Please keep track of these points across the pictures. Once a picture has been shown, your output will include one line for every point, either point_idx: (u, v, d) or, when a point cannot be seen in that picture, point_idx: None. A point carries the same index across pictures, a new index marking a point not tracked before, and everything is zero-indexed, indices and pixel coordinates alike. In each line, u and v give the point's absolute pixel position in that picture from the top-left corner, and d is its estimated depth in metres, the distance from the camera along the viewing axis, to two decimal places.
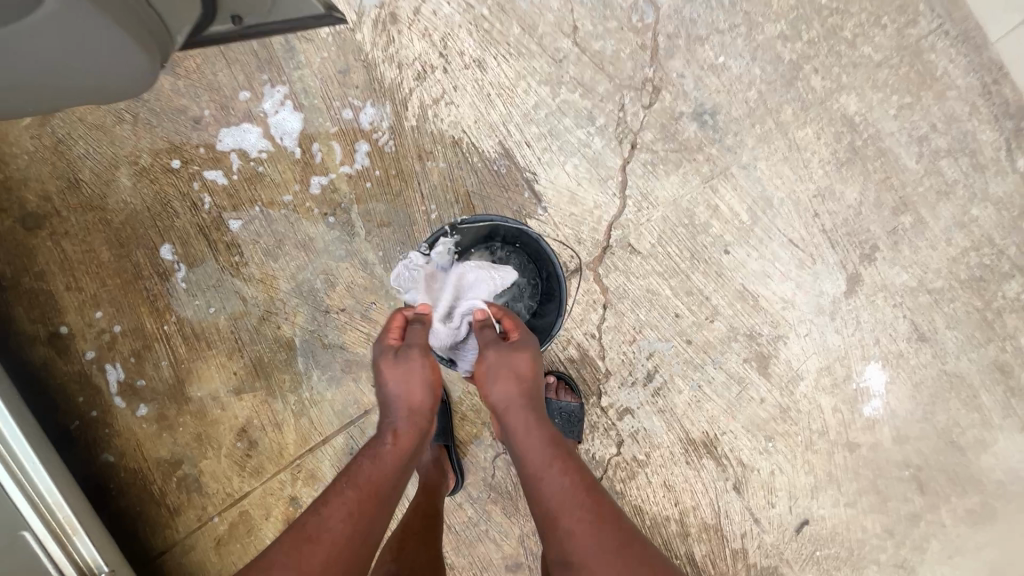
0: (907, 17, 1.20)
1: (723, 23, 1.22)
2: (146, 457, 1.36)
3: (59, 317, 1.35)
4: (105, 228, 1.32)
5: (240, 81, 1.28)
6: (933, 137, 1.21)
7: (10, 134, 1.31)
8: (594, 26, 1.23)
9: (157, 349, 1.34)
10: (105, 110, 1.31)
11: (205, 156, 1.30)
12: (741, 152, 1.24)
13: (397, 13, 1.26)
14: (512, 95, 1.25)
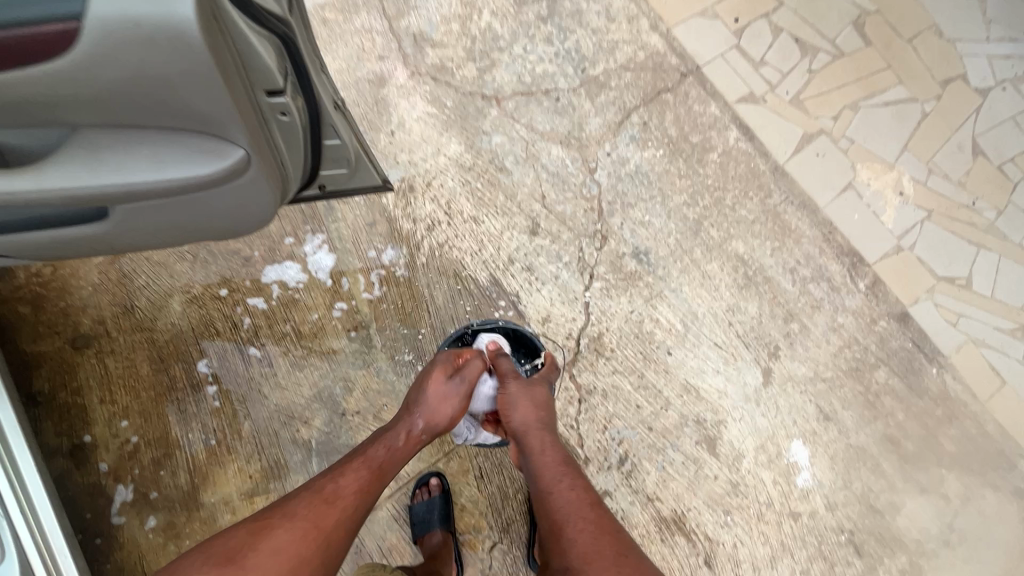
0: (765, 192, 1.77)
1: (645, 194, 1.75)
2: (147, 569, 1.41)
3: (85, 428, 1.46)
4: (150, 346, 1.52)
5: (287, 229, 1.62)
6: (800, 269, 1.71)
7: (78, 267, 1.55)
8: (557, 195, 1.73)
9: (177, 456, 1.46)
10: (168, 249, 1.58)
11: (249, 286, 1.58)
12: (669, 280, 1.68)
13: (414, 184, 1.70)
14: (500, 241, 1.67)
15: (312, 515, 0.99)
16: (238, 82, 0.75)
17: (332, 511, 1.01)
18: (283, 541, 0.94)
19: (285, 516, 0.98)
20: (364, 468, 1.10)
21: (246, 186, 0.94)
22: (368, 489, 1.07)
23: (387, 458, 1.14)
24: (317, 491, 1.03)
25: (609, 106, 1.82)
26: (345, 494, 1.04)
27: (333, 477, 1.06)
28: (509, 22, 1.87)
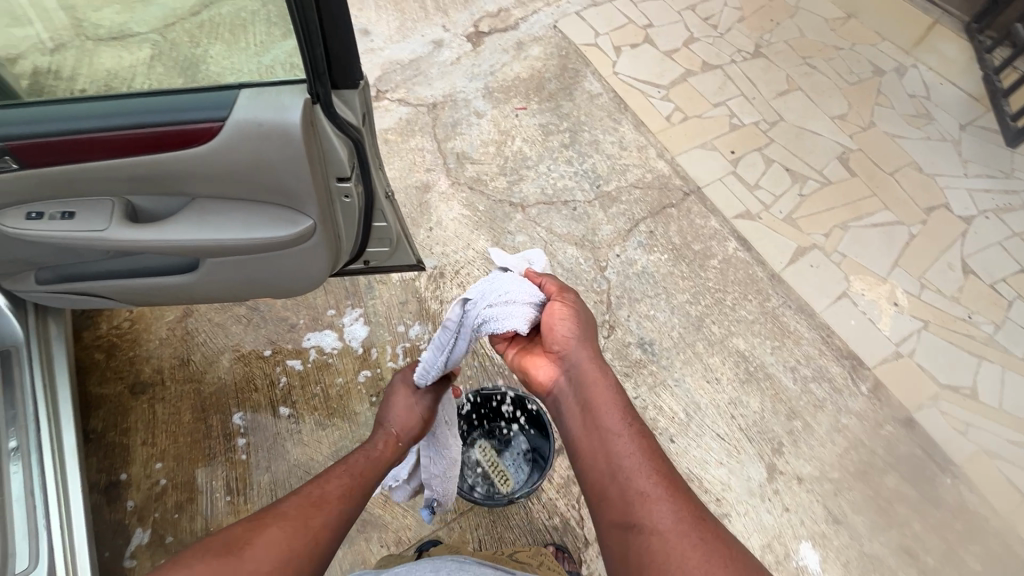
0: (763, 296, 1.92)
1: (651, 291, 1.93)
2: None
3: (123, 467, 1.59)
4: (196, 395, 1.70)
5: (331, 302, 1.86)
6: (801, 367, 1.79)
7: (151, 323, 1.79)
8: (570, 287, 1.93)
9: (198, 502, 1.55)
10: (229, 313, 1.83)
11: (291, 349, 1.78)
12: (673, 370, 1.78)
13: (444, 271, 1.94)
14: None
15: (304, 514, 0.97)
16: (320, 168, 1.02)
17: (325, 511, 1.00)
18: (275, 538, 0.91)
19: (278, 515, 0.95)
20: (347, 473, 1.12)
21: (310, 251, 1.18)
22: (354, 495, 1.08)
23: (366, 469, 1.16)
24: (305, 496, 1.02)
25: (620, 216, 2.08)
26: (333, 497, 1.04)
27: (317, 485, 1.05)
28: (537, 148, 2.25)
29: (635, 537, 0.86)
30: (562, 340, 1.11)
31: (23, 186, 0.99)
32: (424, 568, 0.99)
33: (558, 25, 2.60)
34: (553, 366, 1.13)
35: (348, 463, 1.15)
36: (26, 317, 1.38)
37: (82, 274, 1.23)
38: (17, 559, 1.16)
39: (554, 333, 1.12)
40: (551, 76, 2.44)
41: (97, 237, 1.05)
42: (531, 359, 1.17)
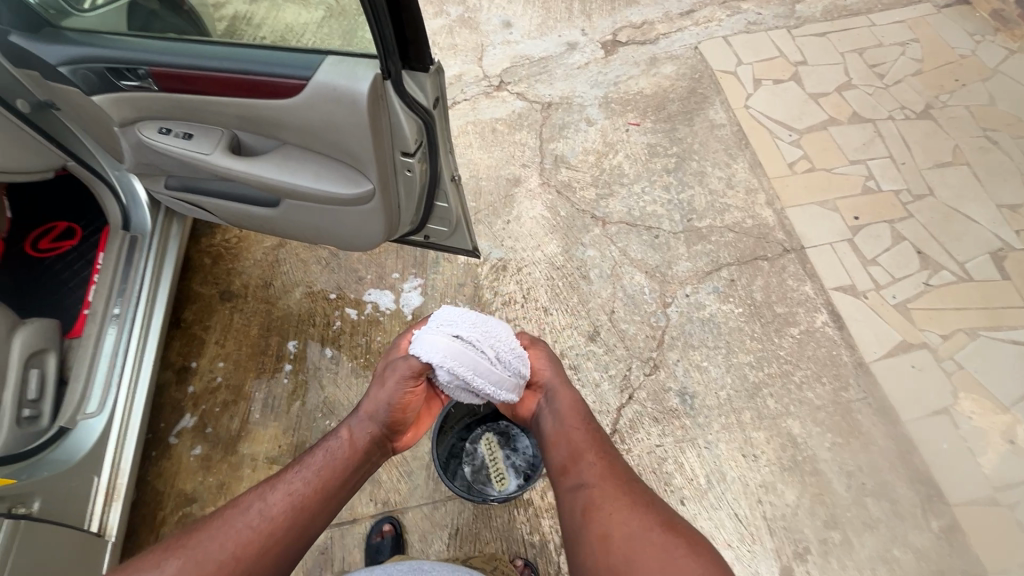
0: (841, 384, 1.70)
1: (711, 342, 1.79)
2: (173, 485, 1.66)
3: (195, 357, 1.86)
4: (266, 316, 1.92)
5: (398, 267, 1.98)
6: (860, 475, 1.57)
7: (251, 245, 2.06)
8: (625, 314, 1.85)
9: (240, 406, 1.77)
10: (312, 252, 2.04)
11: (352, 299, 1.94)
12: (708, 430, 1.65)
13: (508, 265, 1.97)
14: (559, 335, 1.83)
15: (235, 542, 0.90)
16: (384, 140, 1.10)
17: (257, 535, 0.91)
18: (195, 572, 0.85)
19: (203, 542, 0.89)
20: (303, 479, 1.00)
21: (369, 214, 1.27)
22: (303, 505, 0.97)
23: (327, 473, 1.03)
24: (243, 512, 0.94)
25: (702, 256, 1.95)
26: (275, 514, 0.94)
27: (257, 500, 0.95)
28: (637, 166, 2.17)
29: (583, 499, 0.96)
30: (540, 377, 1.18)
31: (160, 104, 1.18)
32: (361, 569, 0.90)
33: (699, 47, 2.47)
34: (532, 396, 1.19)
35: (299, 468, 1.03)
36: (156, 214, 1.65)
37: (195, 188, 1.45)
38: (88, 402, 1.39)
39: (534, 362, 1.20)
40: (676, 98, 2.34)
41: (203, 159, 1.24)
42: (511, 397, 1.22)
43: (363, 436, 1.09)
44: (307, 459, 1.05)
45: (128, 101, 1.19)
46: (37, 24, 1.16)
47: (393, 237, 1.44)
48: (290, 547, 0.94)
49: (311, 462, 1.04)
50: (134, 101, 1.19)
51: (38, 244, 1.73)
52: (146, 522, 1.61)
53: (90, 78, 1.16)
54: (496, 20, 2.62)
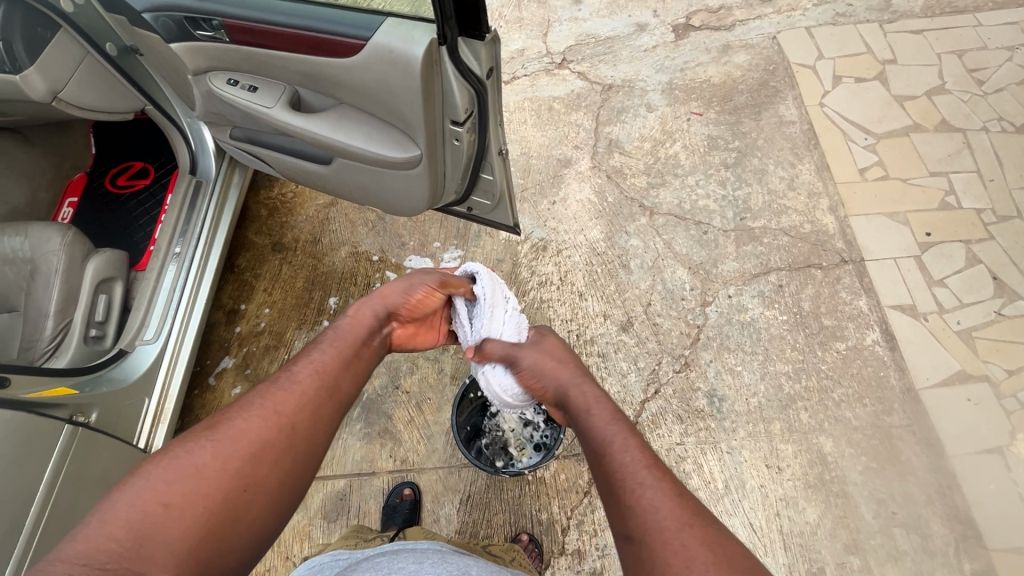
0: (884, 407, 1.61)
1: (749, 347, 1.73)
2: (214, 417, 1.79)
3: (244, 301, 1.97)
4: (312, 270, 2.01)
5: (441, 236, 2.01)
6: (891, 504, 1.49)
7: (305, 202, 2.14)
8: (662, 308, 1.81)
9: (280, 352, 1.87)
10: (360, 215, 2.10)
11: (393, 264, 1.99)
12: (732, 436, 1.60)
13: (548, 245, 1.96)
14: (591, 321, 1.82)
15: (270, 402, 0.93)
16: (435, 106, 1.11)
17: (290, 396, 0.96)
18: (242, 431, 0.87)
19: (241, 409, 0.91)
20: (323, 353, 1.07)
21: (416, 181, 1.30)
22: (325, 369, 1.03)
23: (344, 348, 1.10)
24: (272, 383, 0.98)
25: (751, 257, 1.87)
26: (301, 380, 1.00)
27: (284, 374, 1.01)
28: (694, 158, 2.10)
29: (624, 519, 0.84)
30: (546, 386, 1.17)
31: (230, 56, 1.24)
32: (407, 558, 0.82)
33: (778, 37, 2.33)
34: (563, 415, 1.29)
35: (316, 348, 1.09)
36: (220, 162, 1.74)
37: (257, 141, 1.51)
38: (145, 330, 1.51)
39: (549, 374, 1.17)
40: (745, 90, 2.23)
41: (265, 113, 1.29)
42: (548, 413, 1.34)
43: (370, 314, 1.19)
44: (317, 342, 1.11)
45: (201, 51, 1.25)
46: None
47: (437, 207, 1.47)
48: (327, 409, 0.99)
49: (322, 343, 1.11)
50: (207, 51, 1.25)
51: (116, 180, 1.87)
52: None
53: (170, 26, 1.22)
54: None
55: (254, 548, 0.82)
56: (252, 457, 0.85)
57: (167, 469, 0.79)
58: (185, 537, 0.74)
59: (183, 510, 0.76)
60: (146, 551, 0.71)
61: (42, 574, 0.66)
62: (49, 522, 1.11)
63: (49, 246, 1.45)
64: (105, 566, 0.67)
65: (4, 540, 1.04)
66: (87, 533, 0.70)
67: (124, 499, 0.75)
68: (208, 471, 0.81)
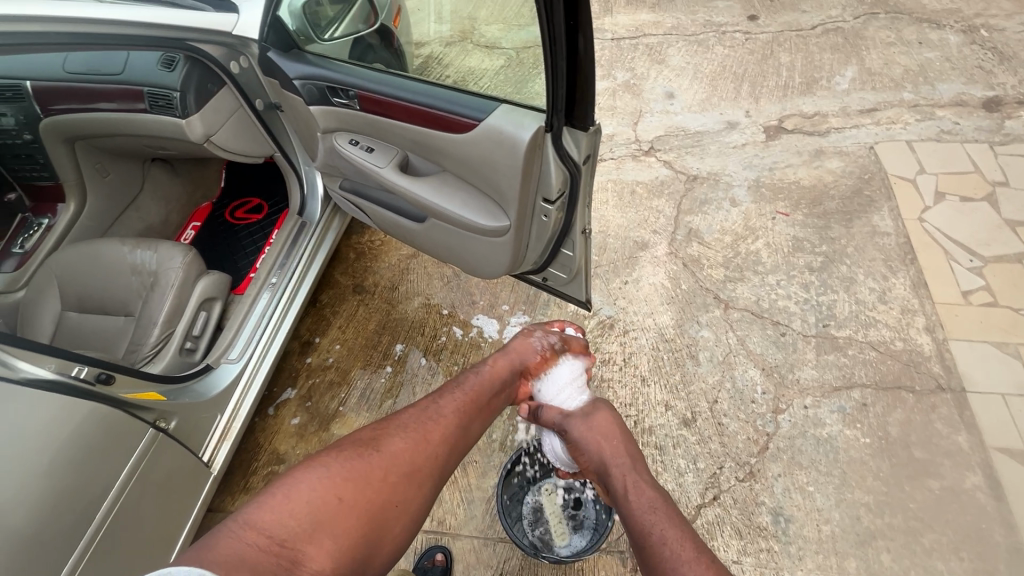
0: (984, 567, 1.41)
1: (823, 467, 1.59)
2: (270, 443, 1.85)
3: (318, 335, 2.09)
4: (385, 314, 2.11)
5: (511, 300, 2.07)
6: None
7: (389, 250, 2.29)
8: (729, 408, 1.72)
9: (341, 389, 1.94)
10: (437, 269, 2.21)
11: (461, 320, 2.06)
12: (798, 565, 1.45)
13: (615, 324, 1.96)
14: (650, 408, 1.75)
15: (420, 426, 1.13)
16: (530, 183, 1.18)
17: (437, 428, 1.15)
18: (399, 447, 1.05)
19: (399, 430, 1.10)
20: (460, 395, 1.27)
21: (500, 247, 1.36)
22: (462, 411, 1.23)
23: (478, 391, 1.30)
24: (422, 413, 1.17)
25: (832, 368, 1.76)
26: (444, 415, 1.19)
27: (430, 404, 1.21)
28: (777, 257, 2.05)
29: None
30: (604, 468, 1.26)
31: (356, 121, 1.39)
32: None
33: (876, 147, 2.31)
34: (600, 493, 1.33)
35: (454, 387, 1.31)
36: (324, 207, 1.92)
37: (362, 193, 1.66)
38: (231, 350, 1.63)
39: (596, 450, 1.29)
40: (837, 196, 2.19)
41: (376, 171, 1.42)
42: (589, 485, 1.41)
43: (503, 370, 1.40)
44: (456, 382, 1.33)
45: (333, 113, 1.42)
46: (288, 45, 1.43)
47: (514, 273, 1.53)
48: (457, 448, 1.16)
49: (462, 387, 1.31)
50: (338, 115, 1.41)
51: (235, 213, 2.09)
52: (239, 469, 1.80)
53: (312, 90, 1.40)
54: (660, 90, 2.70)
55: (388, 558, 0.95)
56: (402, 474, 1.02)
57: (344, 466, 0.97)
58: (349, 531, 0.90)
59: (351, 505, 0.92)
60: (320, 533, 0.86)
61: (238, 533, 0.81)
62: (114, 520, 1.18)
63: (171, 264, 1.61)
64: (285, 539, 0.83)
65: (72, 531, 1.10)
66: (275, 504, 0.87)
67: (310, 482, 0.92)
68: (372, 476, 0.98)
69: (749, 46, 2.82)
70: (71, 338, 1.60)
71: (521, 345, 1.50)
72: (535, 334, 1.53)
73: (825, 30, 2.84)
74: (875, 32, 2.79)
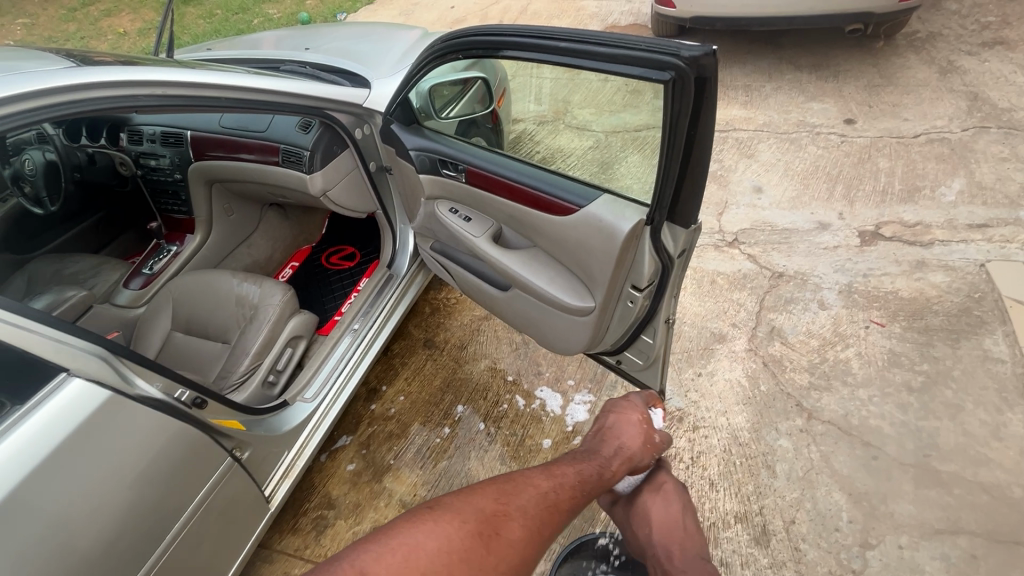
0: None
1: None
2: (323, 485, 1.88)
3: (385, 383, 2.15)
4: (450, 372, 2.15)
5: (577, 377, 2.05)
6: None
7: (463, 310, 2.36)
8: (807, 532, 1.57)
9: (399, 442, 1.96)
10: (507, 335, 2.24)
11: (525, 389, 2.05)
12: None
13: (684, 417, 1.87)
14: (719, 517, 1.63)
15: (540, 514, 1.01)
16: (622, 271, 1.20)
17: (554, 517, 1.02)
18: (518, 534, 0.96)
19: (521, 510, 1.00)
20: (581, 480, 1.12)
21: (581, 327, 1.37)
22: (577, 504, 1.08)
23: (596, 481, 1.14)
24: (545, 494, 1.04)
25: (931, 506, 1.58)
26: (562, 501, 1.05)
27: (554, 481, 1.09)
28: (870, 370, 1.92)
29: None
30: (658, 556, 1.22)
31: (459, 191, 1.49)
32: None
33: (987, 265, 2.16)
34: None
35: (570, 470, 1.14)
36: (411, 263, 2.03)
37: (451, 255, 1.75)
38: (307, 389, 1.69)
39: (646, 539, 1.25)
40: (941, 312, 2.04)
41: (471, 239, 1.50)
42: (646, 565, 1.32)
43: (623, 468, 1.20)
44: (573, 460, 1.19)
45: (439, 182, 1.52)
46: (409, 118, 1.56)
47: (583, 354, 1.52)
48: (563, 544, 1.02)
49: (585, 470, 1.15)
50: (444, 185, 1.52)
51: (330, 258, 2.27)
52: (291, 507, 1.83)
53: (424, 161, 1.52)
54: (748, 183, 2.70)
55: None
56: (515, 569, 0.93)
57: (461, 539, 0.91)
58: None
59: None
60: None
61: None
62: (183, 536, 1.23)
63: (270, 300, 1.74)
64: None
65: (148, 545, 1.15)
66: (386, 563, 0.85)
67: (423, 552, 0.88)
68: (484, 559, 0.90)
69: (845, 148, 2.79)
70: (174, 356, 1.74)
71: (639, 438, 1.26)
72: (653, 432, 1.31)
73: (930, 139, 2.77)
74: (986, 146, 2.69)
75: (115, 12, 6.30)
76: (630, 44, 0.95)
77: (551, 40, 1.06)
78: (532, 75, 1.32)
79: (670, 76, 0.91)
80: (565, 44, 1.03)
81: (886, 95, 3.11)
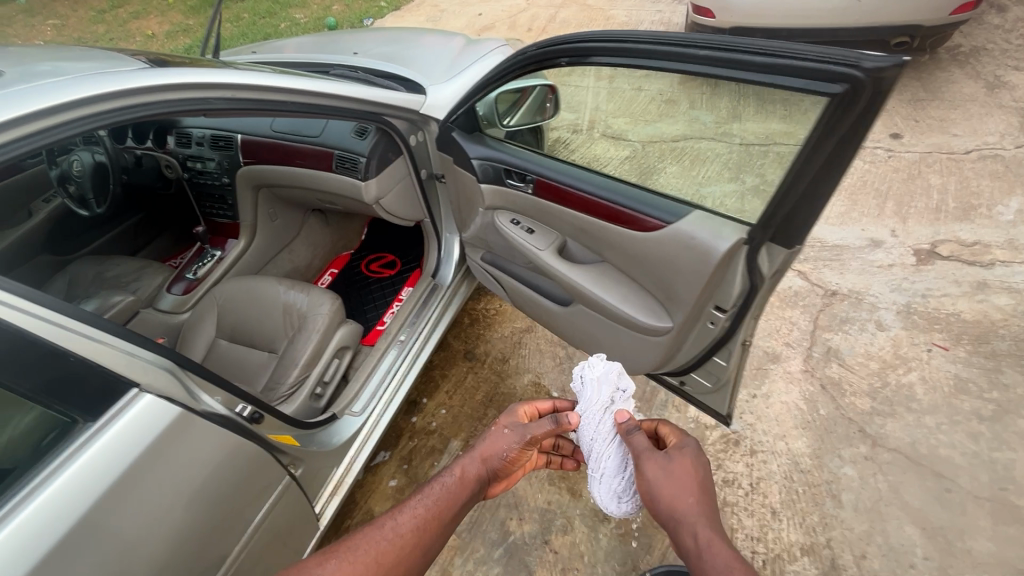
0: None
1: None
2: (365, 502, 1.82)
3: (425, 396, 2.09)
4: (493, 386, 2.09)
5: None
6: None
7: (504, 321, 2.30)
8: (880, 569, 1.49)
9: (442, 458, 1.89)
10: (550, 348, 2.17)
11: None
12: None
13: (740, 441, 1.80)
14: (784, 549, 1.55)
15: (371, 556, 0.92)
16: (707, 292, 1.13)
17: (385, 551, 0.93)
18: None
19: (340, 556, 0.92)
20: (427, 503, 1.00)
21: (653, 346, 1.32)
22: (424, 533, 0.97)
23: (447, 497, 1.02)
24: (371, 531, 0.96)
25: (1011, 544, 1.50)
26: (400, 532, 0.96)
27: (398, 516, 0.99)
28: (935, 396, 1.84)
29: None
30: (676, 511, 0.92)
31: (523, 203, 1.44)
32: None
33: None
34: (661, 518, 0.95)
35: (417, 497, 1.02)
36: (456, 273, 1.97)
37: (505, 267, 1.69)
38: (355, 403, 1.64)
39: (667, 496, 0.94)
40: (1008, 337, 1.95)
41: (535, 253, 1.45)
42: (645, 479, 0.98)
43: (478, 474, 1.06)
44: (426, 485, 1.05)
45: (502, 192, 1.48)
46: (472, 126, 1.52)
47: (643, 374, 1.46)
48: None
49: (429, 490, 1.03)
50: (507, 195, 1.47)
51: (370, 266, 2.22)
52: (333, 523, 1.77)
53: (487, 170, 1.47)
54: None
55: None
56: None
57: None
58: None
59: None
60: None
61: None
62: (240, 561, 1.16)
63: (319, 309, 1.69)
64: None
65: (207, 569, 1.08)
66: None
67: None
68: None
69: (893, 164, 2.72)
70: (219, 365, 1.70)
71: (509, 438, 1.09)
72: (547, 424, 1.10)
73: (982, 156, 2.69)
74: None
75: (143, 14, 6.36)
76: (790, 53, 0.86)
77: (684, 48, 0.98)
78: (628, 79, 1.21)
79: (841, 89, 0.81)
80: (707, 51, 0.94)
81: (932, 110, 3.03)
